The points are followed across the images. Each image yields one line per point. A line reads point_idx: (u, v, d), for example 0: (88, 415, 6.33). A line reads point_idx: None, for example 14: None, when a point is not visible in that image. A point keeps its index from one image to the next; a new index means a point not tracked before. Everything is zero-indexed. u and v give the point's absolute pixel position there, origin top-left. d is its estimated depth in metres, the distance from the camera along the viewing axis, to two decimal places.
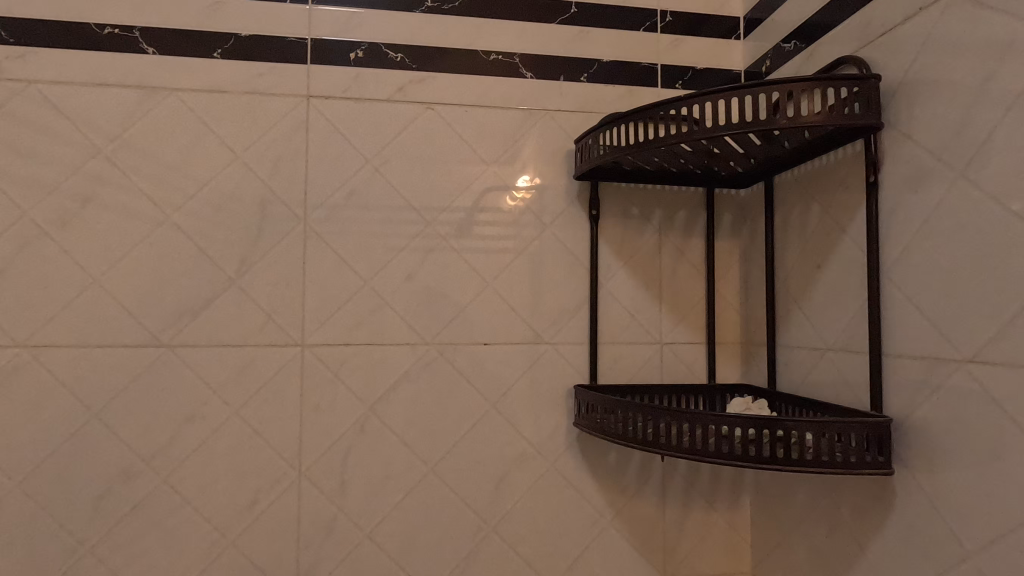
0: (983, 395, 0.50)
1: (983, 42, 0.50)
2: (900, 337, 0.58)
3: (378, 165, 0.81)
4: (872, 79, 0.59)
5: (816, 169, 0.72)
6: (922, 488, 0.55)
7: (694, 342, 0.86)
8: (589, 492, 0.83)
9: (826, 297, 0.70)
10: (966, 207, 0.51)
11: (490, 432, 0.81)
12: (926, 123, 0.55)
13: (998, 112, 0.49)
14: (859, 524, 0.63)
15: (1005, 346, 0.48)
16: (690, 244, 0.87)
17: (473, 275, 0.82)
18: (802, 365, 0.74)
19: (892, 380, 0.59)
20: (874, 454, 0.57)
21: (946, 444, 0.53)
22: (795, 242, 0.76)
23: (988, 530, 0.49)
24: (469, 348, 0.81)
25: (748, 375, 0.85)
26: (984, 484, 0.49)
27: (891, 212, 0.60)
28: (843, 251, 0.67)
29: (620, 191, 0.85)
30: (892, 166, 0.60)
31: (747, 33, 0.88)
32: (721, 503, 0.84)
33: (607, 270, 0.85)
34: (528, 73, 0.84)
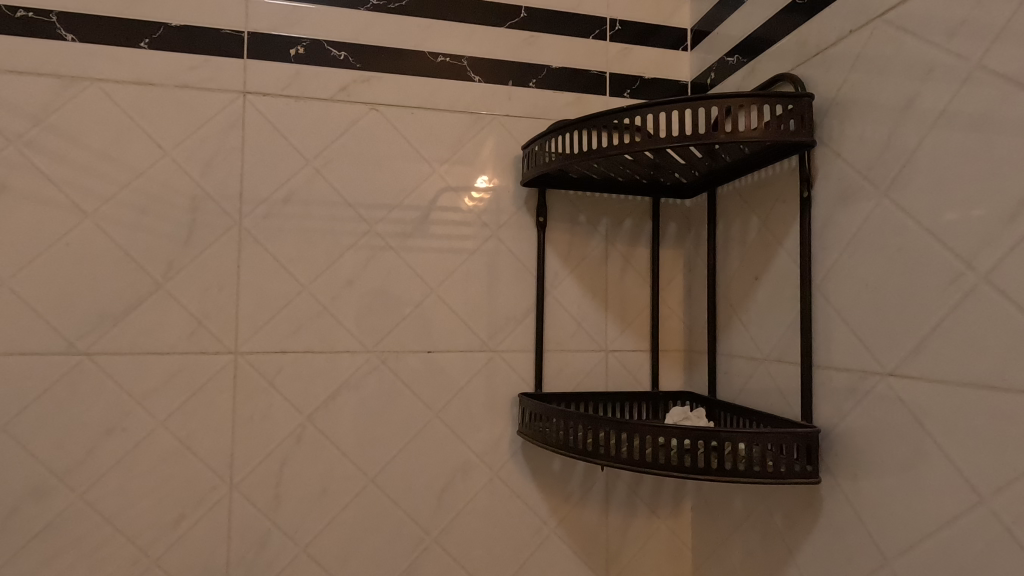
0: (901, 407, 0.51)
1: (906, 67, 0.52)
2: (830, 349, 0.60)
3: (319, 166, 0.78)
4: (806, 97, 0.61)
5: (754, 182, 0.74)
6: (847, 495, 0.57)
7: (638, 349, 0.87)
8: (533, 500, 0.82)
9: (762, 307, 0.71)
10: (889, 225, 0.53)
11: (433, 441, 0.80)
12: (855, 142, 0.57)
13: (918, 135, 0.50)
14: (791, 530, 0.65)
15: (922, 359, 0.49)
16: (636, 252, 0.87)
17: (418, 281, 0.80)
18: (740, 373, 0.76)
19: (821, 389, 0.61)
20: (802, 463, 0.58)
21: (869, 453, 0.55)
22: (735, 253, 0.77)
23: (904, 536, 0.50)
24: (413, 356, 0.80)
25: (691, 382, 0.86)
26: (902, 492, 0.51)
27: (823, 227, 0.61)
28: (778, 263, 0.68)
29: (568, 198, 0.85)
30: (824, 182, 0.61)
31: (694, 45, 0.89)
32: (663, 508, 0.85)
33: (554, 277, 0.85)
34: (476, 77, 0.83)
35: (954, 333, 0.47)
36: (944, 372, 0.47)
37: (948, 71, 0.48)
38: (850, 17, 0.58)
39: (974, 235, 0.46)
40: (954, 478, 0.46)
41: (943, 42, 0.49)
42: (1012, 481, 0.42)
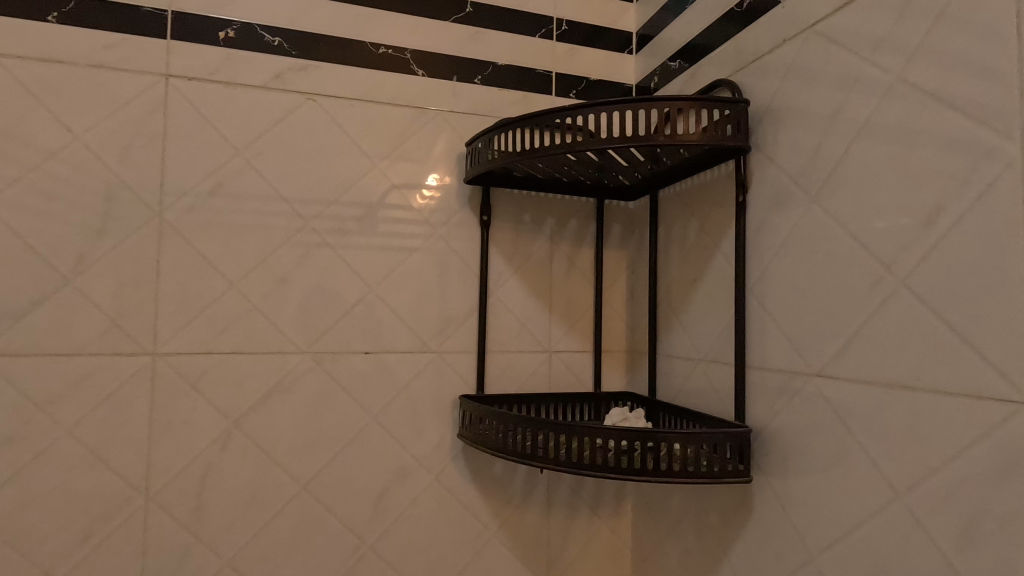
0: (826, 407, 0.53)
1: (835, 77, 0.53)
2: (762, 351, 0.61)
3: (250, 157, 0.74)
4: (742, 103, 0.63)
5: (694, 186, 0.75)
6: (777, 493, 0.58)
7: (582, 350, 0.87)
8: (474, 504, 0.81)
9: (700, 310, 0.72)
10: (817, 230, 0.55)
11: (370, 445, 0.77)
12: (787, 148, 0.59)
13: (844, 144, 0.52)
14: (724, 528, 0.66)
15: (845, 361, 0.51)
16: (581, 252, 0.87)
17: (356, 279, 0.77)
18: (678, 374, 0.76)
19: (753, 389, 0.62)
20: (735, 462, 0.59)
21: (797, 452, 0.56)
22: (676, 255, 0.78)
23: (828, 533, 0.52)
24: (350, 357, 0.77)
25: (632, 383, 0.87)
26: (826, 490, 0.52)
27: (757, 231, 0.63)
28: (715, 266, 0.70)
29: (512, 197, 0.84)
30: (758, 188, 0.63)
31: (639, 49, 0.90)
32: (603, 509, 0.85)
33: (498, 277, 0.83)
34: (419, 71, 0.81)
35: (874, 335, 0.48)
36: (864, 373, 0.49)
37: (871, 82, 0.50)
38: (784, 26, 0.60)
39: (892, 241, 0.47)
40: (872, 476, 0.48)
41: (867, 54, 0.50)
42: (924, 478, 0.43)
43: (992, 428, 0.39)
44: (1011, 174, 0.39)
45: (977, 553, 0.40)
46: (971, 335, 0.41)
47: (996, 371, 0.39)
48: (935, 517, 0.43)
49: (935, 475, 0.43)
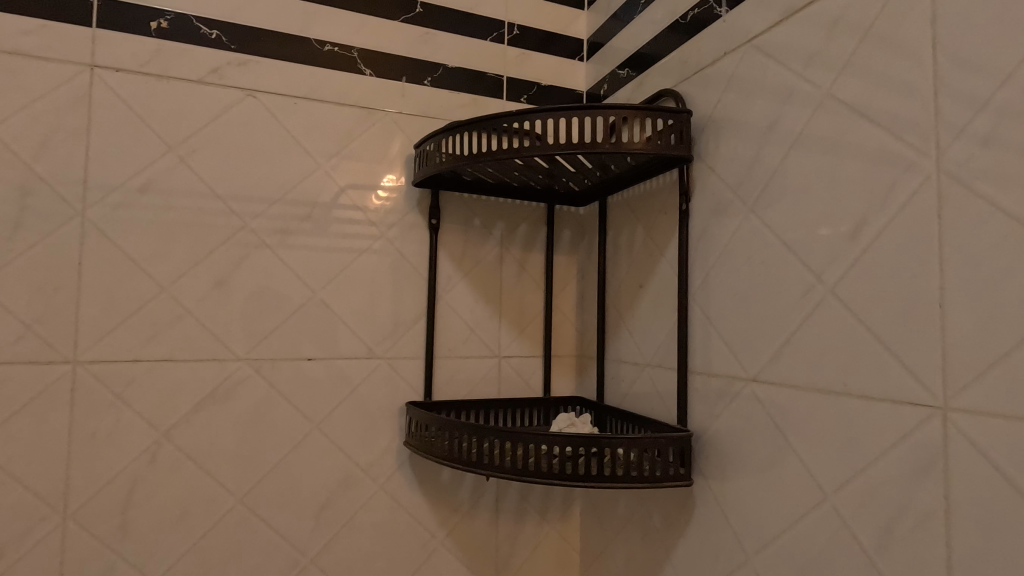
0: (761, 411, 0.54)
1: (771, 90, 0.55)
2: (703, 356, 0.63)
3: (184, 154, 0.70)
4: (685, 113, 0.64)
5: (640, 193, 0.76)
6: (716, 496, 0.59)
7: (531, 355, 0.86)
8: (421, 512, 0.79)
9: (646, 315, 0.73)
10: (754, 239, 0.56)
11: (313, 455, 0.74)
12: (727, 158, 0.60)
13: (779, 155, 0.54)
14: (667, 530, 0.67)
15: (779, 366, 0.52)
16: (531, 257, 0.87)
17: (298, 283, 0.75)
18: (625, 378, 0.77)
19: (695, 394, 0.63)
20: (676, 466, 0.60)
21: (735, 455, 0.57)
22: (623, 260, 0.79)
23: (763, 533, 0.53)
24: (292, 363, 0.74)
25: (581, 387, 0.87)
26: (761, 492, 0.54)
27: (699, 238, 0.64)
28: (660, 272, 0.71)
29: (462, 201, 0.84)
30: (700, 196, 0.64)
31: (589, 56, 0.91)
32: (552, 514, 0.85)
33: (447, 281, 0.82)
34: (367, 70, 0.79)
35: (805, 342, 0.50)
36: (796, 378, 0.50)
37: (803, 97, 0.51)
38: (725, 39, 0.61)
39: (822, 250, 0.49)
40: (803, 478, 0.49)
41: (800, 70, 0.52)
42: (850, 480, 0.45)
43: (909, 431, 0.41)
44: (927, 188, 0.41)
45: (896, 551, 0.42)
46: (891, 341, 0.43)
47: (913, 377, 0.41)
48: (859, 517, 0.44)
49: (860, 477, 0.44)
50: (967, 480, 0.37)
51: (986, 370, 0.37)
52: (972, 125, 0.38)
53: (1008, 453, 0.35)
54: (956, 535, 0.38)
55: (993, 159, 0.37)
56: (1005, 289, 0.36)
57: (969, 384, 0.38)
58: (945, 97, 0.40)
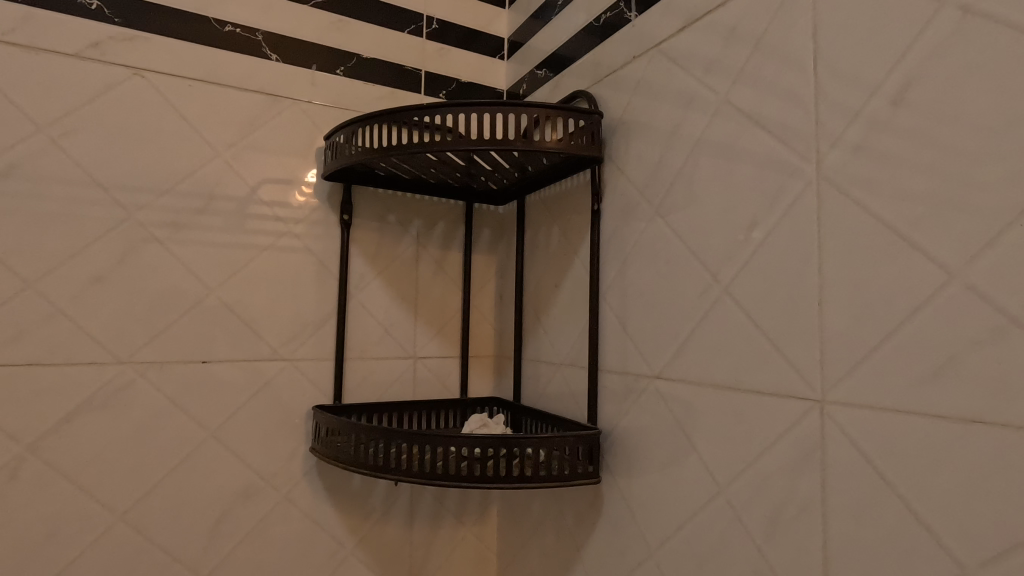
0: (664, 408, 0.55)
1: (675, 94, 0.56)
2: (612, 354, 0.63)
3: (57, 135, 0.63)
4: (596, 114, 0.65)
5: (556, 193, 0.76)
6: (623, 492, 0.60)
7: (448, 356, 0.85)
8: (329, 522, 0.75)
9: (560, 314, 0.74)
10: (659, 239, 0.57)
11: (207, 465, 0.69)
12: (636, 160, 0.61)
13: (682, 158, 0.55)
14: (578, 528, 0.67)
15: (680, 363, 0.54)
16: (448, 256, 0.86)
17: (193, 280, 0.69)
18: (541, 378, 0.77)
19: (604, 391, 0.64)
20: (585, 464, 0.61)
21: (640, 452, 0.58)
22: (540, 260, 0.79)
23: (665, 527, 0.54)
24: (184, 367, 0.68)
25: (499, 388, 0.86)
26: (664, 486, 0.55)
27: (610, 239, 0.65)
28: (574, 272, 0.71)
29: (376, 196, 0.81)
30: (610, 197, 0.65)
31: (510, 55, 0.91)
32: (469, 517, 0.84)
33: (359, 280, 0.79)
34: (273, 55, 0.75)
35: (703, 339, 0.51)
36: (695, 375, 0.52)
37: (703, 102, 0.53)
38: (634, 43, 0.63)
39: (719, 251, 0.50)
40: (701, 473, 0.51)
41: (701, 75, 0.54)
42: (742, 472, 0.47)
43: (793, 424, 0.43)
44: (809, 192, 0.43)
45: (782, 540, 0.43)
46: (778, 338, 0.44)
47: (796, 372, 0.43)
48: (748, 508, 0.46)
49: (750, 469, 0.46)
50: (841, 469, 0.39)
51: (857, 364, 0.39)
52: (845, 134, 0.41)
53: (875, 442, 0.37)
54: (832, 522, 0.40)
55: (863, 165, 0.39)
56: (873, 288, 0.38)
57: (843, 377, 0.40)
58: (824, 106, 0.42)
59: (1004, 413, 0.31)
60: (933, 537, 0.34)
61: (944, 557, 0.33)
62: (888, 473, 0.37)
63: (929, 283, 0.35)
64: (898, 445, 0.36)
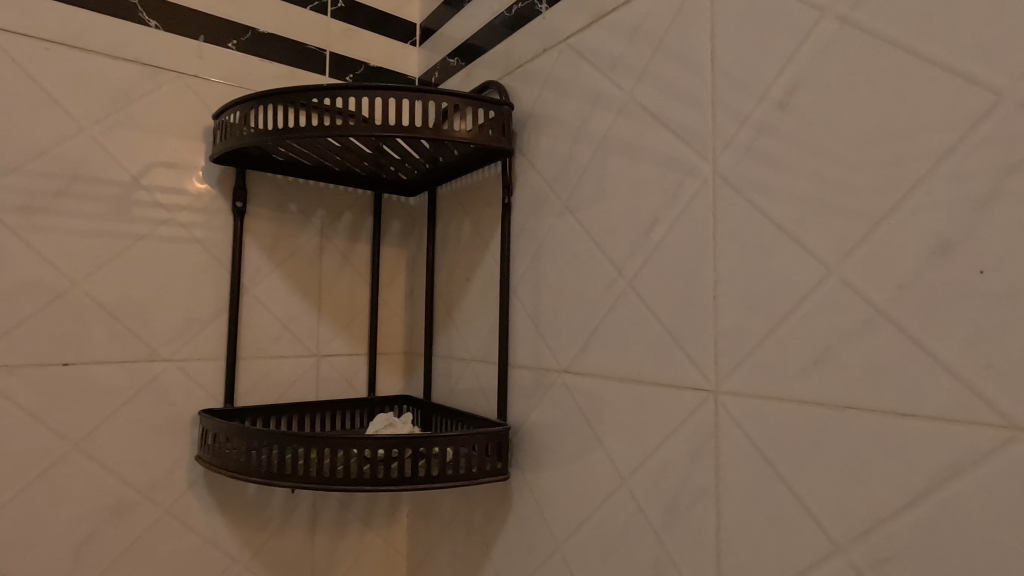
0: (572, 402, 0.56)
1: (583, 89, 0.57)
2: (522, 349, 0.63)
3: None
4: (507, 106, 0.64)
5: (468, 185, 0.75)
6: (531, 488, 0.60)
7: (354, 353, 0.81)
8: (220, 535, 0.69)
9: (471, 309, 0.72)
10: (568, 234, 0.57)
11: (71, 480, 0.61)
12: (546, 154, 0.61)
13: (589, 154, 0.56)
14: (488, 526, 0.66)
15: (586, 358, 0.54)
16: (355, 248, 0.81)
17: (51, 271, 0.61)
18: (452, 375, 0.75)
19: (514, 387, 0.64)
20: (493, 461, 0.60)
21: (549, 446, 0.58)
22: (451, 253, 0.77)
23: (571, 521, 0.55)
24: (41, 370, 0.60)
25: (409, 385, 0.84)
26: (570, 480, 0.55)
27: (520, 232, 0.64)
28: (485, 266, 0.70)
29: (274, 183, 0.75)
30: (521, 190, 0.65)
31: (422, 41, 0.88)
32: (377, 520, 0.81)
33: (255, 272, 0.73)
34: (152, 21, 0.67)
35: (608, 333, 0.52)
36: (600, 369, 0.52)
37: (609, 98, 0.54)
38: (544, 36, 0.62)
39: (624, 246, 0.51)
40: (606, 465, 0.51)
41: (607, 72, 0.54)
42: (643, 462, 0.48)
43: (690, 414, 0.44)
44: (705, 190, 0.44)
45: (679, 527, 0.44)
46: (676, 331, 0.46)
47: (693, 364, 0.44)
48: (648, 497, 0.47)
49: (651, 460, 0.47)
50: (732, 456, 0.41)
51: (747, 355, 0.40)
52: (738, 134, 0.42)
53: (762, 429, 0.39)
54: (724, 507, 0.41)
55: (754, 164, 0.41)
56: (761, 282, 0.40)
57: (734, 368, 0.41)
58: (720, 107, 0.43)
59: (872, 398, 0.34)
60: (811, 518, 0.36)
61: (821, 534, 0.36)
62: (773, 458, 0.38)
63: (810, 277, 0.37)
64: (782, 432, 0.38)
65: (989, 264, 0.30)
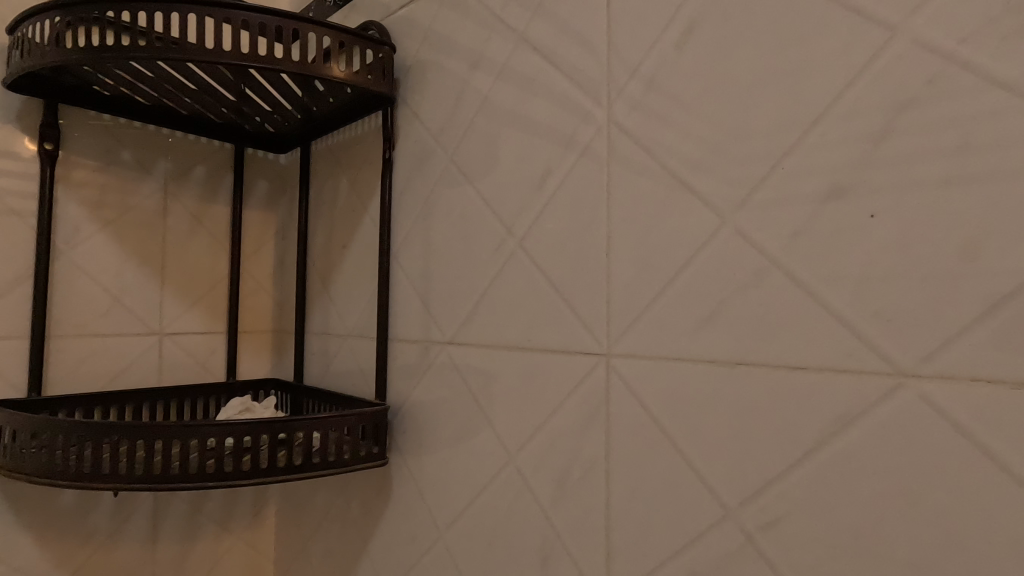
0: (456, 377, 0.51)
1: (472, 32, 0.51)
2: (404, 322, 0.57)
3: None
4: (388, 47, 0.56)
5: (345, 140, 0.66)
6: (412, 473, 0.54)
7: (209, 332, 0.69)
8: (24, 553, 0.57)
9: (348, 279, 0.65)
10: (455, 192, 0.52)
11: None
12: (431, 104, 0.55)
13: (478, 102, 0.50)
14: (365, 520, 0.60)
15: (472, 327, 0.49)
16: (210, 209, 0.70)
17: None
18: (326, 354, 0.67)
19: (394, 364, 0.57)
20: (368, 445, 0.53)
21: (432, 426, 0.53)
22: (326, 218, 0.69)
23: (455, 506, 0.50)
24: None
25: (278, 368, 0.73)
26: (455, 461, 0.50)
27: (402, 191, 0.58)
28: (363, 231, 0.63)
29: (100, 125, 0.62)
30: (404, 145, 0.58)
31: None
32: (238, 523, 0.70)
33: (71, 232, 0.61)
34: None
35: (496, 299, 0.47)
36: (487, 338, 0.48)
37: (500, 41, 0.49)
38: None
39: (514, 203, 0.47)
40: (492, 442, 0.47)
41: (497, 13, 0.49)
42: (531, 438, 0.44)
43: (580, 382, 0.41)
44: (599, 140, 0.41)
45: (567, 504, 0.41)
46: (567, 293, 0.42)
47: (585, 328, 0.41)
48: (536, 475, 0.43)
49: (539, 434, 0.43)
50: (623, 424, 0.38)
51: (640, 315, 0.37)
52: (634, 79, 0.39)
53: (654, 393, 0.36)
54: (615, 479, 0.38)
55: (648, 109, 0.38)
56: (655, 236, 0.37)
57: (627, 330, 0.38)
58: (615, 50, 0.40)
59: (764, 353, 0.32)
60: (702, 484, 0.34)
61: (712, 500, 0.34)
62: (665, 423, 0.36)
63: (705, 230, 0.35)
64: (674, 395, 0.36)
65: (879, 208, 0.28)
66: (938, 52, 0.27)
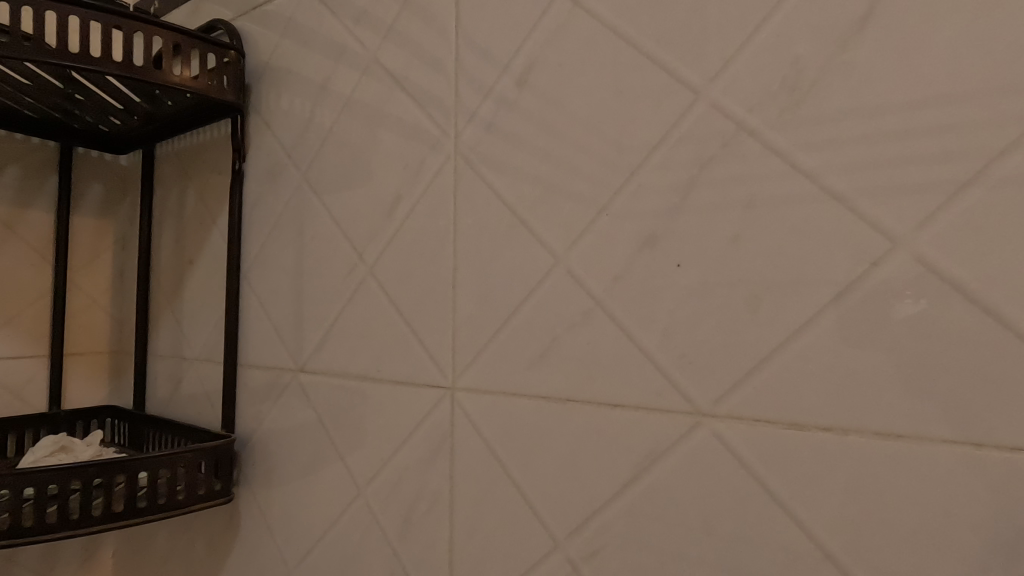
0: (307, 406, 0.48)
1: (327, 44, 0.49)
2: (254, 346, 0.53)
3: None
4: (235, 52, 0.52)
5: (193, 145, 0.61)
6: (261, 508, 0.51)
7: (26, 356, 0.61)
8: None
9: (195, 297, 0.59)
10: (308, 211, 0.49)
11: None
12: (284, 116, 0.52)
13: (331, 119, 0.48)
14: (211, 558, 0.55)
15: (323, 354, 0.47)
16: (28, 216, 0.61)
17: None
18: (170, 377, 0.62)
19: (243, 391, 0.54)
20: (208, 483, 0.49)
21: (282, 458, 0.50)
22: (171, 228, 0.63)
23: (304, 541, 0.47)
24: None
25: (116, 393, 0.66)
26: (304, 495, 0.48)
27: (254, 206, 0.54)
28: (211, 245, 0.58)
29: None
30: (256, 157, 0.54)
31: None
32: (64, 569, 0.62)
33: None
34: None
35: (347, 326, 0.46)
36: (338, 367, 0.46)
37: (354, 56, 0.47)
38: None
39: (366, 227, 0.45)
40: (342, 475, 0.45)
41: (352, 27, 0.47)
42: (379, 470, 0.43)
43: (426, 414, 0.40)
44: (447, 169, 0.40)
45: (413, 537, 0.41)
46: (415, 324, 0.41)
47: (431, 359, 0.40)
48: (384, 508, 0.42)
49: (387, 466, 0.42)
50: (466, 457, 0.38)
51: (482, 349, 0.38)
52: (479, 111, 0.39)
53: (494, 427, 0.37)
54: (457, 512, 0.38)
55: (492, 144, 0.38)
56: (497, 271, 0.37)
57: (471, 363, 0.38)
58: (462, 80, 0.40)
59: (590, 391, 0.33)
60: (536, 516, 0.35)
61: (543, 532, 0.35)
62: (504, 456, 0.36)
63: (540, 268, 0.36)
64: (512, 429, 0.36)
65: (684, 257, 0.31)
66: (732, 118, 0.30)
